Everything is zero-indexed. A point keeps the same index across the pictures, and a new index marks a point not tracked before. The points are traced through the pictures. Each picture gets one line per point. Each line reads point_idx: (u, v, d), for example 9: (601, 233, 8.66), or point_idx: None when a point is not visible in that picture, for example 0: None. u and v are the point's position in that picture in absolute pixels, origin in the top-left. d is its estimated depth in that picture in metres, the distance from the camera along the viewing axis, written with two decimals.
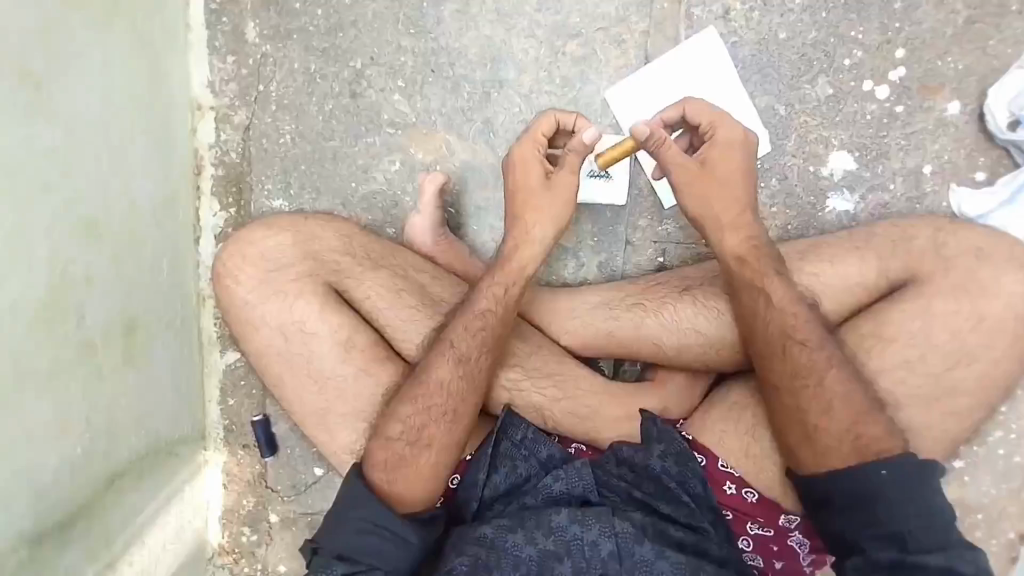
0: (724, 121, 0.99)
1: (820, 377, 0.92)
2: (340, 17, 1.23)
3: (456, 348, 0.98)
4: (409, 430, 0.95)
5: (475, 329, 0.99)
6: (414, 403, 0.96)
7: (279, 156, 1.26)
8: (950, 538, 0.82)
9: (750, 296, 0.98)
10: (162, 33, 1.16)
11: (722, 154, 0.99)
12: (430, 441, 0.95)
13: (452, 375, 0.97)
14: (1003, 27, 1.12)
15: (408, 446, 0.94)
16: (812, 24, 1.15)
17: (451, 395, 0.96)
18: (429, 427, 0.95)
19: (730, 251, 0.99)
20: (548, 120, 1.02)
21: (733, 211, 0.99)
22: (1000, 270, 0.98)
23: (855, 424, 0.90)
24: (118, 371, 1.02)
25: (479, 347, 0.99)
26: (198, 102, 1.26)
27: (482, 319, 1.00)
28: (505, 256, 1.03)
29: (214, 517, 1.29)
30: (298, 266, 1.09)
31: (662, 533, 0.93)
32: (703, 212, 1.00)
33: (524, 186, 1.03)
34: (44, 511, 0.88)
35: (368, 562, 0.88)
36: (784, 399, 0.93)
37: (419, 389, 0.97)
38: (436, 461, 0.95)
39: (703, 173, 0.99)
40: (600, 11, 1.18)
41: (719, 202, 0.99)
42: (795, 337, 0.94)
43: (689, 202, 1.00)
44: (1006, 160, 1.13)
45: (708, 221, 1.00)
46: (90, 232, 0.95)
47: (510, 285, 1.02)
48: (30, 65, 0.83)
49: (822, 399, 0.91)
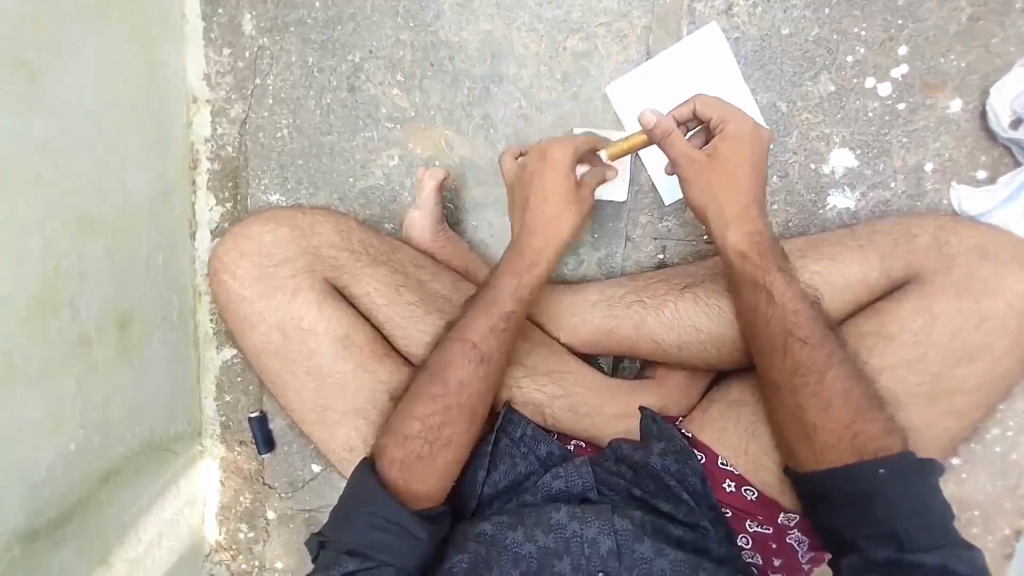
0: (734, 115, 0.99)
1: (821, 375, 0.92)
2: (339, 10, 1.21)
3: (477, 348, 0.97)
4: (428, 430, 0.94)
5: (496, 330, 0.99)
6: (433, 403, 0.95)
7: (276, 150, 1.25)
8: (948, 539, 0.81)
9: (745, 291, 0.98)
10: (157, 22, 1.14)
11: (732, 148, 0.98)
12: (447, 440, 0.94)
13: (474, 375, 0.97)
14: (1006, 24, 1.11)
15: (426, 446, 0.94)
16: (815, 20, 1.14)
17: (471, 395, 0.96)
18: (449, 427, 0.95)
19: (732, 247, 0.99)
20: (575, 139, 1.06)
21: (737, 205, 0.99)
22: (1001, 270, 0.97)
23: (855, 422, 0.90)
24: (112, 365, 1.01)
25: (498, 347, 0.98)
26: (193, 95, 1.24)
27: (505, 319, 1.00)
28: (526, 255, 1.02)
29: (211, 513, 1.29)
30: (297, 261, 1.08)
31: (661, 530, 0.93)
32: (707, 203, 0.99)
33: (544, 182, 1.03)
34: (37, 507, 0.87)
35: (379, 558, 0.87)
36: (784, 397, 0.93)
37: (439, 388, 0.95)
38: (452, 459, 0.94)
39: (711, 163, 0.99)
40: (601, 6, 1.17)
41: (725, 195, 0.99)
42: (795, 335, 0.94)
43: (696, 192, 1.00)
44: (1006, 158, 1.13)
45: (713, 213, 0.99)
46: (83, 226, 0.94)
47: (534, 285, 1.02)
48: (22, 57, 0.82)
49: (821, 398, 0.91)
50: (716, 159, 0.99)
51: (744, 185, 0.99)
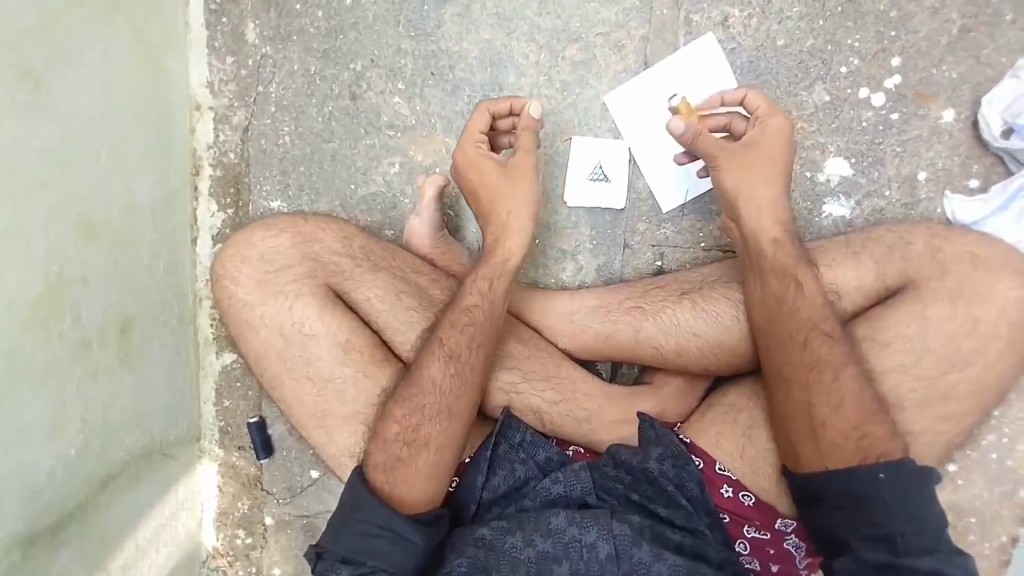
0: (774, 116, 1.00)
1: (837, 371, 0.93)
2: (341, 19, 1.23)
3: (445, 346, 0.99)
4: (404, 430, 0.95)
5: (462, 325, 1.00)
6: (408, 404, 0.97)
7: (277, 157, 1.26)
8: (943, 544, 0.82)
9: (759, 286, 1.00)
10: (160, 31, 1.15)
11: (769, 141, 0.99)
12: (427, 440, 0.95)
13: (444, 373, 0.98)
14: (997, 36, 1.13)
15: (405, 447, 0.94)
16: (809, 31, 1.16)
17: (445, 394, 0.97)
18: (424, 426, 0.96)
19: (765, 235, 0.99)
20: (482, 115, 1.06)
21: (769, 196, 0.99)
22: (995, 275, 0.99)
23: (860, 422, 0.91)
24: (114, 369, 1.02)
25: (469, 344, 0.99)
26: (197, 102, 1.26)
27: (469, 314, 1.01)
28: (505, 255, 1.03)
29: (209, 520, 1.29)
30: (298, 267, 1.09)
31: (660, 536, 0.93)
32: (741, 188, 0.99)
33: (492, 180, 1.04)
34: (38, 510, 0.87)
35: (371, 564, 0.88)
36: (797, 391, 0.94)
37: (415, 390, 0.97)
38: (434, 459, 0.95)
39: (747, 149, 1.00)
40: (600, 17, 1.19)
41: (762, 185, 0.99)
42: (819, 329, 0.95)
43: (730, 177, 1.00)
44: (998, 167, 1.15)
45: (742, 198, 1.00)
46: (85, 230, 0.94)
47: (495, 279, 1.03)
48: (30, 65, 0.83)
49: (835, 394, 0.92)
50: (755, 142, 1.00)
51: (773, 179, 0.99)
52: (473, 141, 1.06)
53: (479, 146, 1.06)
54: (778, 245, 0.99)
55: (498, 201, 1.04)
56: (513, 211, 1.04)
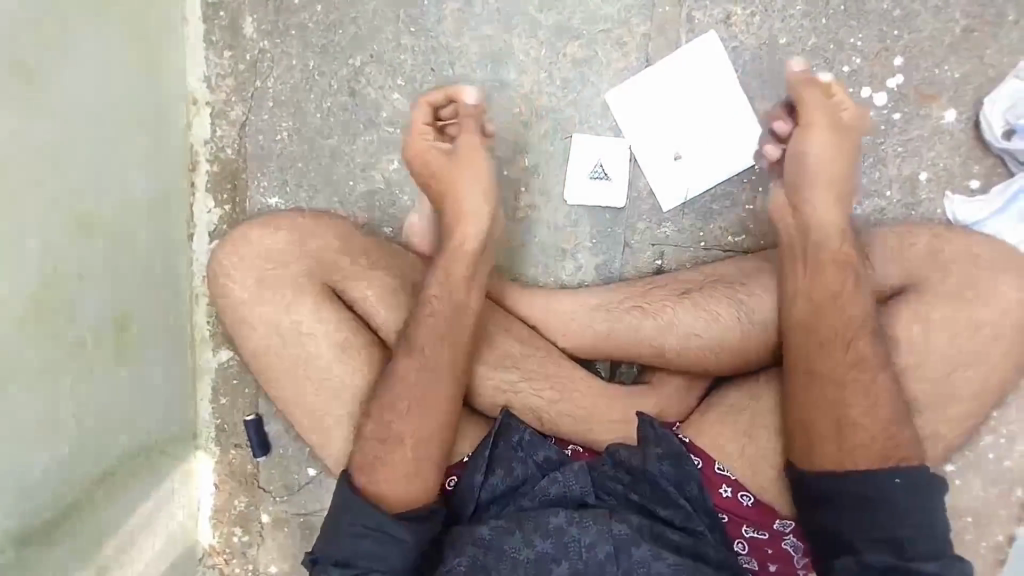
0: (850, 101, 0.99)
1: (850, 370, 0.93)
2: (340, 14, 1.22)
3: (411, 343, 0.98)
4: (379, 430, 0.95)
5: (423, 317, 0.99)
6: (381, 404, 0.96)
7: (275, 153, 1.25)
8: (947, 554, 0.83)
9: (794, 275, 0.99)
10: (156, 23, 1.13)
11: (852, 123, 0.99)
12: (400, 436, 0.94)
13: (410, 368, 0.97)
14: (1000, 37, 1.13)
15: (379, 446, 0.94)
16: (812, 30, 1.15)
17: (412, 388, 0.96)
18: (396, 422, 0.95)
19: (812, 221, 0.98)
20: (420, 108, 1.04)
21: (832, 178, 0.98)
22: (997, 278, 0.99)
23: (878, 423, 0.91)
24: (108, 368, 1.00)
25: (430, 335, 0.98)
26: (193, 96, 1.24)
27: (427, 305, 1.00)
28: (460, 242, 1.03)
29: (204, 517, 1.28)
30: (294, 264, 1.08)
31: (659, 536, 0.93)
32: (806, 172, 0.98)
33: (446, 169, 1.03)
34: (29, 509, 0.86)
35: (363, 565, 0.88)
36: (808, 393, 0.93)
37: (386, 388, 0.97)
38: (410, 455, 0.93)
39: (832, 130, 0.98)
40: (601, 13, 1.18)
41: (834, 168, 0.98)
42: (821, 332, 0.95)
43: (812, 158, 0.98)
44: (1000, 168, 1.14)
45: (813, 181, 0.98)
46: (79, 227, 0.93)
47: (452, 267, 1.02)
48: (22, 57, 0.81)
49: (855, 394, 0.91)
50: (846, 128, 0.98)
51: (846, 161, 0.98)
52: (420, 134, 1.04)
53: (426, 137, 1.04)
54: (823, 233, 0.98)
55: (450, 189, 1.03)
56: (467, 198, 1.02)
